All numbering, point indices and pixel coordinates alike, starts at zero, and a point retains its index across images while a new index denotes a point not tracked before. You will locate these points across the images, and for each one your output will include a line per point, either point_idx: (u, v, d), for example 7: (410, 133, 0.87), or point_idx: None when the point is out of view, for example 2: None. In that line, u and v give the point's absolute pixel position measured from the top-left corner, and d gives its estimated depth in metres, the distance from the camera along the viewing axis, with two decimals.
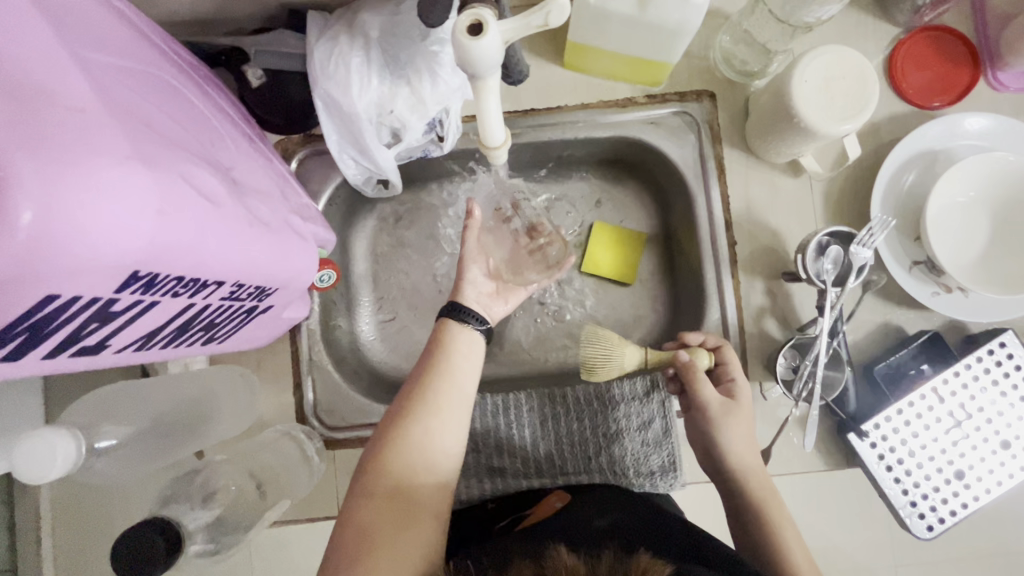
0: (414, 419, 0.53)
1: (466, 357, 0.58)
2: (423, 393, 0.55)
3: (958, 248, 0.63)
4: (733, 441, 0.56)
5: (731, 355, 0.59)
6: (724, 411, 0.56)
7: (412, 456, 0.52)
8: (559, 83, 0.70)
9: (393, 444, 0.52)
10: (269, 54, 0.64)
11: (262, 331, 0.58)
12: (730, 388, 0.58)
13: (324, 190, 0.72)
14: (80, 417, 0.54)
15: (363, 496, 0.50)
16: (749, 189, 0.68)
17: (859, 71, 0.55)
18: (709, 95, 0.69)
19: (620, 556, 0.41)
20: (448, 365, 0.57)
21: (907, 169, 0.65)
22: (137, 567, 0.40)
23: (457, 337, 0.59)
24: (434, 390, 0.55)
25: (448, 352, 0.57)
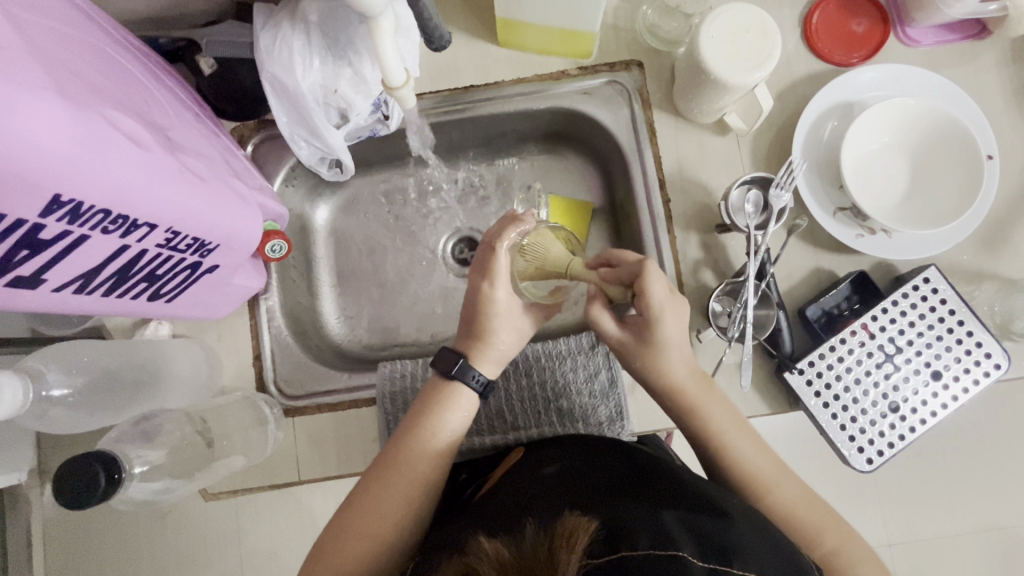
0: (395, 472, 0.55)
1: (461, 424, 0.59)
2: (407, 451, 0.56)
3: (880, 192, 0.66)
4: (669, 378, 0.58)
5: (651, 283, 0.54)
6: (625, 348, 0.59)
7: (384, 510, 0.54)
8: (497, 61, 0.74)
9: (373, 496, 0.54)
10: (221, 44, 0.67)
11: (212, 297, 0.62)
12: (648, 324, 0.56)
13: (280, 171, 0.77)
14: (37, 363, 0.59)
15: (333, 540, 0.53)
16: (680, 149, 0.72)
17: (759, 25, 0.59)
18: (637, 64, 0.73)
19: (547, 527, 0.40)
20: (437, 430, 0.58)
21: (826, 118, 0.68)
22: (81, 491, 0.48)
23: (452, 399, 0.59)
24: (423, 455, 0.56)
25: (439, 413, 0.58)
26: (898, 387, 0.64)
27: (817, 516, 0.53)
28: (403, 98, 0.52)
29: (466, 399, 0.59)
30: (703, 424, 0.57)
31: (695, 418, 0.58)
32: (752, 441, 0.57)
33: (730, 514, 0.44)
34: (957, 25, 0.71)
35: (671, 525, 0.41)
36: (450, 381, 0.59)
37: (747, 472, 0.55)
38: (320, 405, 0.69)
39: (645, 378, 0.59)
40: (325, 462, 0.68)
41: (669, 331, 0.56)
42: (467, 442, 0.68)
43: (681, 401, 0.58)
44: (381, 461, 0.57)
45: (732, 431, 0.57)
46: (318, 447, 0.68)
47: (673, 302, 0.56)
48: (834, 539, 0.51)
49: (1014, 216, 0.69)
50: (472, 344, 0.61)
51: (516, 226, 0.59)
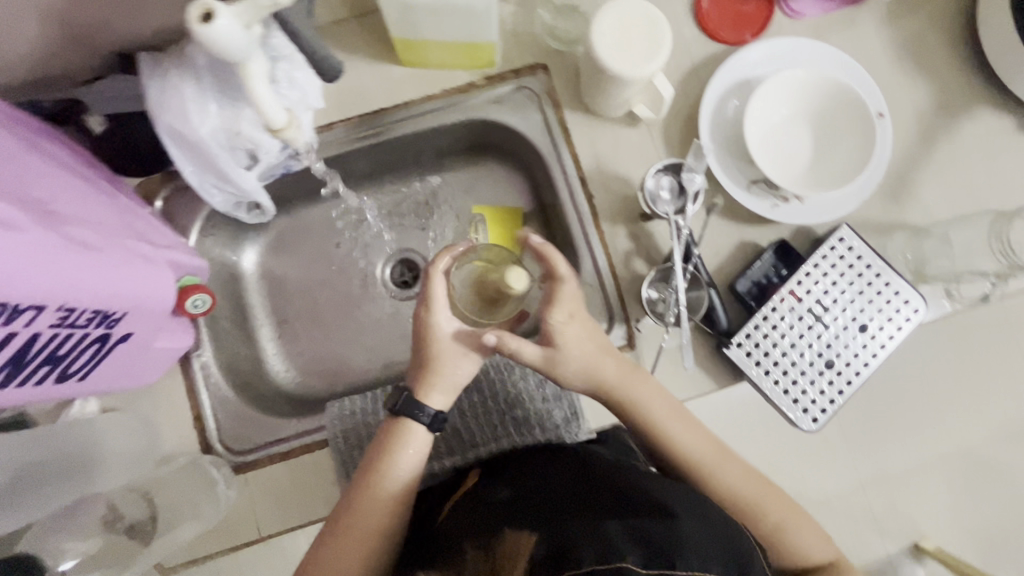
0: (352, 523, 0.54)
1: (413, 471, 0.57)
2: (363, 500, 0.54)
3: (787, 161, 0.69)
4: (600, 377, 0.58)
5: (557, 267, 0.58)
6: (547, 364, 0.58)
7: (344, 564, 0.53)
8: (403, 81, 0.74)
9: (332, 551, 0.53)
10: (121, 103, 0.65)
11: (135, 366, 0.59)
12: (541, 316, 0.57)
13: (194, 222, 0.74)
14: None
15: None
16: (596, 145, 0.73)
17: (647, 18, 0.61)
18: (542, 67, 0.74)
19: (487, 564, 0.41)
20: (393, 473, 0.56)
21: (727, 98, 0.70)
22: None
23: (402, 444, 0.57)
24: (379, 500, 0.55)
25: (392, 455, 0.56)
26: (830, 345, 0.66)
27: (753, 492, 0.57)
28: (291, 140, 0.49)
29: (419, 441, 0.57)
30: (636, 418, 0.59)
31: (631, 411, 0.59)
32: (685, 425, 0.59)
33: (674, 510, 0.45)
34: None
35: (614, 535, 0.42)
36: (400, 423, 0.57)
37: (684, 460, 0.57)
38: (272, 457, 0.66)
39: (580, 381, 0.59)
40: (284, 514, 0.65)
41: (570, 330, 0.57)
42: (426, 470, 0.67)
43: (607, 395, 0.59)
44: (339, 511, 0.55)
45: (664, 415, 0.58)
46: (275, 500, 0.66)
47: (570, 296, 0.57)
48: (775, 512, 0.56)
49: (912, 168, 0.72)
50: (422, 375, 0.58)
51: (449, 251, 0.60)
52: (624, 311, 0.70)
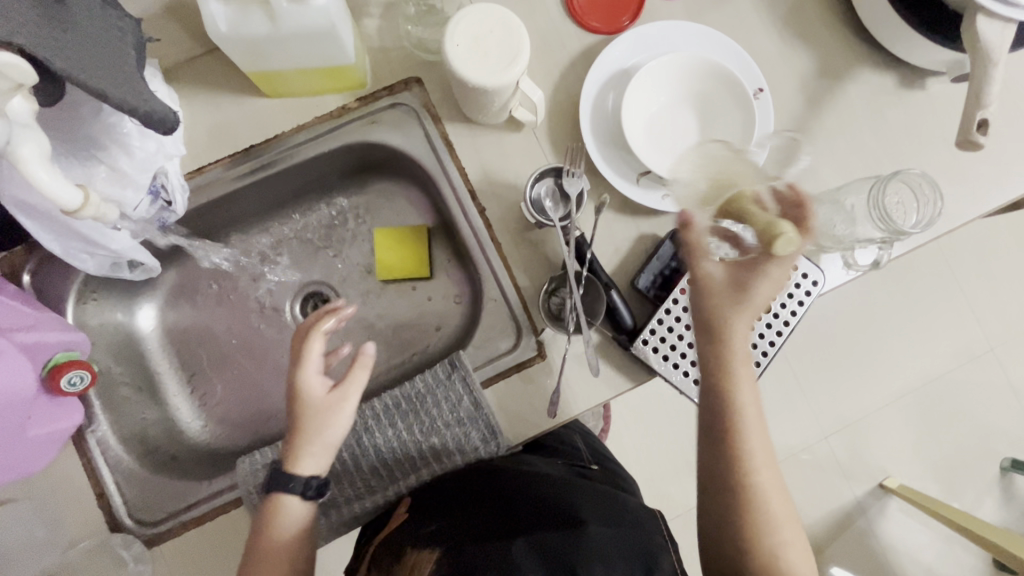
0: None
1: (299, 533, 0.57)
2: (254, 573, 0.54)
3: (673, 149, 0.68)
4: (729, 332, 0.54)
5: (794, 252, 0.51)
6: (711, 285, 0.55)
7: None
8: (272, 113, 0.70)
9: None
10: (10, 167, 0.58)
11: (8, 462, 0.55)
12: (760, 268, 0.53)
13: (71, 290, 0.69)
14: None
15: None
16: (483, 155, 0.70)
17: (500, 24, 0.58)
18: (416, 80, 0.71)
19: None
20: (277, 536, 0.55)
21: (606, 91, 0.69)
22: None
23: (283, 525, 0.56)
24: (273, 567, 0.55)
25: (274, 520, 0.55)
26: None
27: (782, 506, 0.54)
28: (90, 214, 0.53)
29: (304, 510, 0.57)
30: (726, 403, 0.55)
31: (725, 390, 0.54)
32: (759, 431, 0.55)
33: (584, 521, 0.54)
34: None
35: (515, 553, 0.51)
36: (276, 507, 0.55)
37: (740, 460, 0.54)
38: (188, 523, 0.64)
39: (707, 320, 0.55)
40: None
41: (762, 290, 0.53)
42: (350, 512, 0.66)
43: (726, 363, 0.55)
44: None
45: (749, 399, 0.55)
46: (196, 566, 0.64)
47: (782, 276, 0.53)
48: (788, 534, 0.54)
49: (800, 138, 0.72)
50: (287, 447, 0.56)
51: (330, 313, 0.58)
52: (531, 321, 0.69)
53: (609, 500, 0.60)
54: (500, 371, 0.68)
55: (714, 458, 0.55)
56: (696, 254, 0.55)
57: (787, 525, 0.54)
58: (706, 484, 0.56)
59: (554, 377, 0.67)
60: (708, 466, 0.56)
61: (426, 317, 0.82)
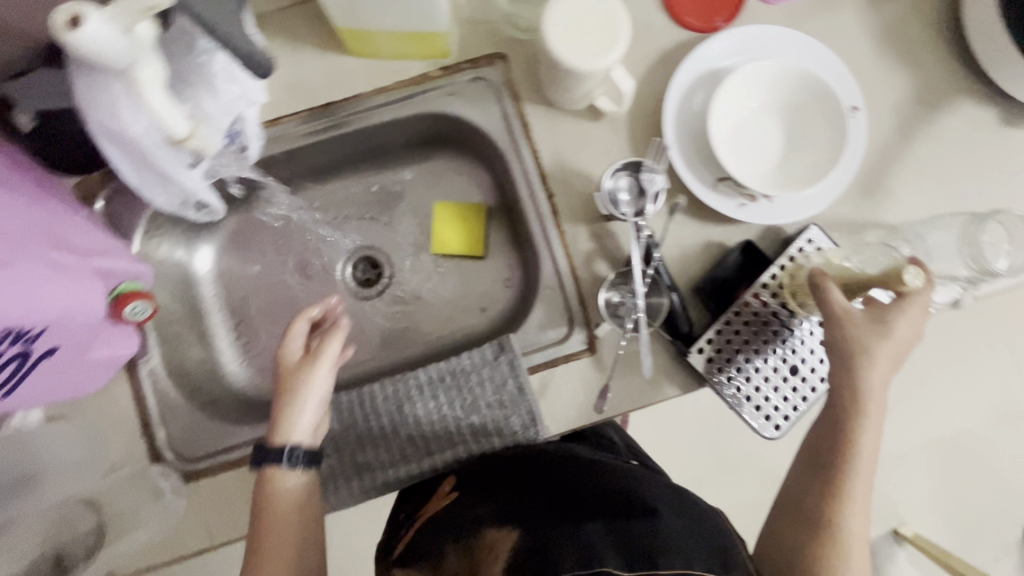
0: (263, 546, 0.57)
1: (299, 492, 0.60)
2: (263, 539, 0.57)
3: (756, 157, 0.65)
4: (870, 368, 0.56)
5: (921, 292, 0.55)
6: (842, 317, 0.56)
7: None
8: (353, 72, 0.70)
9: None
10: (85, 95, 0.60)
11: (70, 379, 0.57)
12: (897, 306, 0.56)
13: (140, 224, 0.71)
14: None
15: None
16: (558, 140, 0.69)
17: (603, 7, 0.57)
18: (500, 57, 0.70)
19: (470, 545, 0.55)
20: (276, 496, 0.58)
21: (694, 90, 0.67)
22: None
23: (281, 499, 0.58)
24: (284, 523, 0.58)
25: (273, 486, 0.58)
26: (797, 350, 0.64)
27: (857, 532, 0.54)
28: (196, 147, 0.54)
29: (300, 480, 0.60)
30: (848, 445, 0.56)
31: (851, 428, 0.56)
32: (866, 485, 0.55)
33: (656, 511, 0.52)
34: None
35: (594, 541, 0.49)
36: (270, 482, 0.59)
37: (843, 502, 0.54)
38: (225, 465, 0.66)
39: (847, 349, 0.56)
40: (237, 524, 0.65)
41: (899, 327, 0.56)
42: (378, 480, 0.66)
43: (859, 389, 0.56)
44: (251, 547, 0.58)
45: (870, 428, 0.56)
46: (226, 509, 0.65)
47: (910, 322, 0.56)
48: (860, 561, 0.54)
49: (887, 163, 0.69)
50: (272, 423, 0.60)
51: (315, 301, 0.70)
52: (587, 315, 0.68)
53: (677, 490, 0.58)
54: (547, 359, 0.67)
55: (816, 492, 0.56)
56: (827, 292, 0.57)
57: (856, 552, 0.54)
58: (788, 506, 0.57)
59: (603, 373, 0.66)
60: (800, 497, 0.56)
61: (474, 297, 0.81)
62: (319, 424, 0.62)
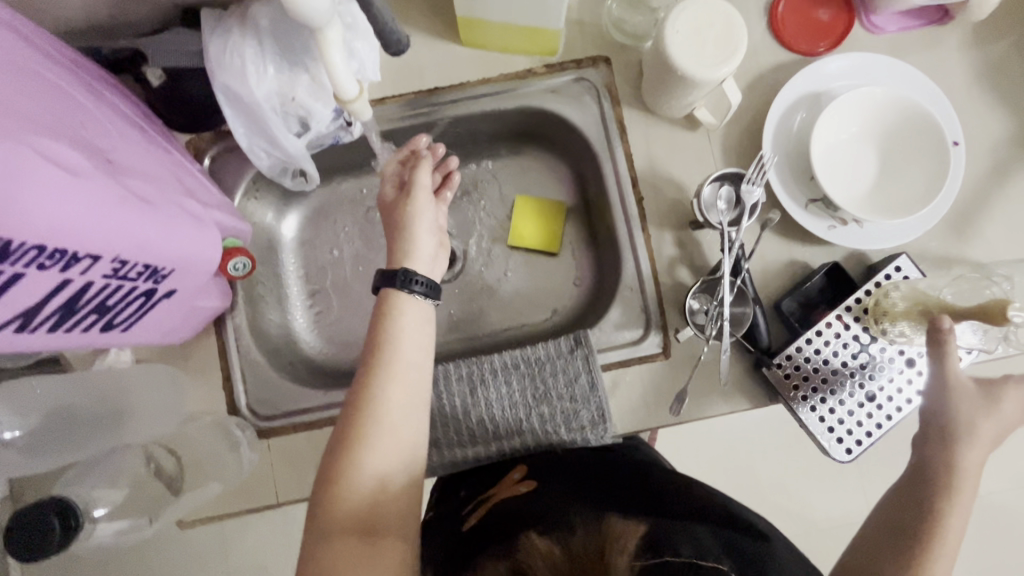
0: (370, 404, 0.53)
1: (413, 344, 0.56)
2: (367, 396, 0.53)
3: (851, 181, 0.66)
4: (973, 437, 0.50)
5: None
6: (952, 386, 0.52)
7: (375, 452, 0.52)
8: (461, 61, 0.72)
9: (350, 450, 0.52)
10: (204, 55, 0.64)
11: (175, 322, 0.59)
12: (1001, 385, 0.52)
13: (240, 184, 0.74)
14: None
15: (321, 530, 0.50)
16: (652, 146, 0.71)
17: (725, 18, 0.58)
18: (604, 60, 0.72)
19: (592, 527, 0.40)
20: (396, 351, 0.55)
21: (795, 111, 0.68)
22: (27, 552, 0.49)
23: (401, 319, 0.57)
24: (393, 383, 0.54)
25: (391, 331, 0.56)
26: (875, 377, 0.64)
27: None
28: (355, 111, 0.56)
29: (415, 308, 0.58)
30: (942, 507, 0.48)
31: (948, 485, 0.49)
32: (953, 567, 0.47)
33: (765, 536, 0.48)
34: (920, 11, 0.71)
35: (706, 542, 0.43)
36: (391, 298, 0.57)
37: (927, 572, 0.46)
38: (297, 426, 0.67)
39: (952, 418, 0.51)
40: (303, 484, 0.66)
41: (1009, 402, 0.52)
42: (443, 457, 0.67)
43: (956, 448, 0.50)
44: (348, 404, 0.54)
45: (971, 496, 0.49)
46: (294, 469, 0.66)
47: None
48: None
49: (979, 202, 0.69)
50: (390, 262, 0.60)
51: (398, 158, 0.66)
52: (665, 319, 0.68)
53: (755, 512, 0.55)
54: (621, 359, 0.68)
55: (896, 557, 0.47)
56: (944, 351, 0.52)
57: None
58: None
59: (677, 378, 0.67)
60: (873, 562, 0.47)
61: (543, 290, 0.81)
62: (436, 255, 0.62)
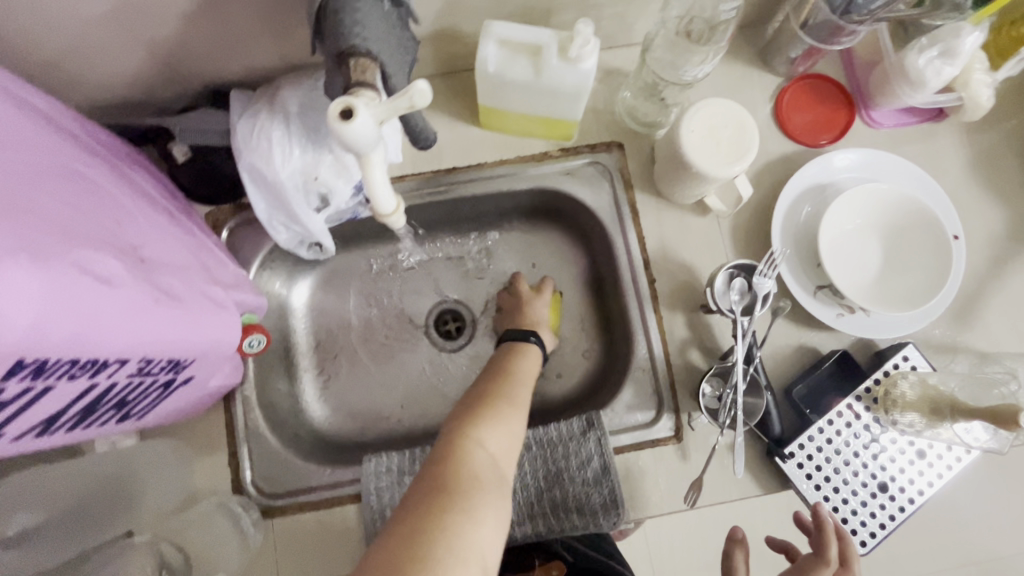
0: (516, 387, 0.58)
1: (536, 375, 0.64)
2: (510, 384, 0.58)
3: (859, 271, 0.68)
4: None
5: (815, 572, 0.52)
6: None
7: (515, 425, 0.54)
8: (479, 142, 0.75)
9: (494, 417, 0.54)
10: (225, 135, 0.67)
11: (187, 403, 0.58)
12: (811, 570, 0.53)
13: (257, 256, 0.74)
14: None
15: (451, 455, 0.48)
16: (664, 230, 0.73)
17: (735, 120, 0.61)
18: (618, 145, 0.74)
19: None
20: (527, 368, 0.63)
21: (801, 201, 0.71)
22: None
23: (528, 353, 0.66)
24: (527, 386, 0.60)
25: (521, 353, 0.65)
26: (886, 467, 0.65)
27: None
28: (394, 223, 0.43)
29: (535, 359, 0.66)
30: None
31: None
32: None
33: None
34: (915, 108, 0.75)
35: None
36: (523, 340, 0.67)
37: None
38: (303, 507, 0.65)
39: None
40: (306, 568, 0.64)
41: None
42: None
43: None
44: (479, 389, 0.58)
45: None
46: (298, 553, 0.64)
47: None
48: None
49: (979, 291, 0.72)
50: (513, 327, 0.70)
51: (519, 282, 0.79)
52: (677, 402, 0.69)
53: None
54: (633, 442, 0.68)
55: None
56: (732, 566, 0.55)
57: None
58: None
59: (690, 463, 0.67)
60: None
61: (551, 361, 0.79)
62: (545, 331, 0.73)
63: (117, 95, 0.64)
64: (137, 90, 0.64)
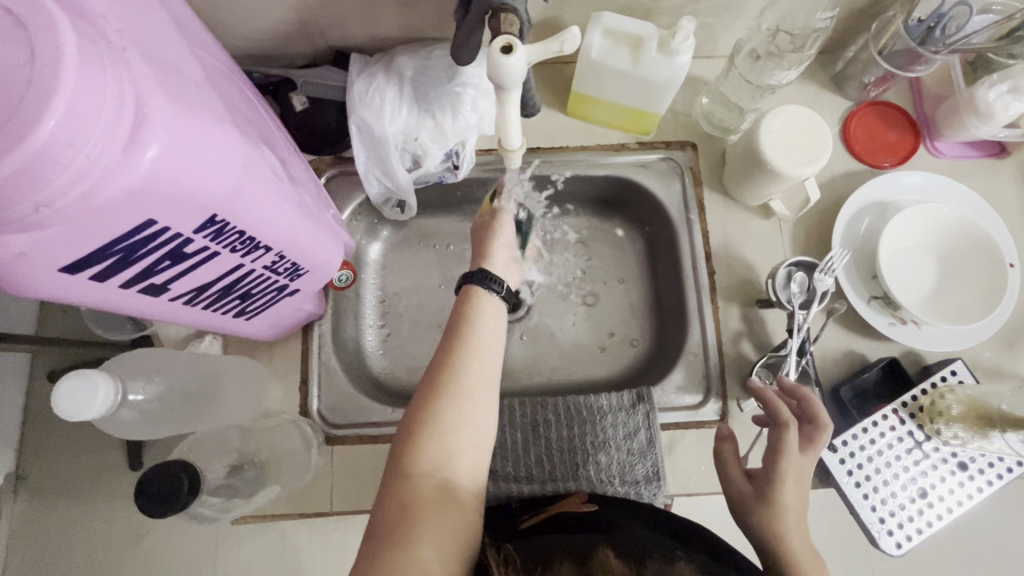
0: (456, 382, 0.59)
1: (492, 348, 0.63)
2: (452, 374, 0.60)
3: (914, 285, 0.71)
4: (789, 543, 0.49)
5: (780, 439, 0.52)
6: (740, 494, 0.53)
7: (450, 428, 0.57)
8: (563, 127, 0.81)
9: (429, 425, 0.57)
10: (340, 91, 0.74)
11: (282, 319, 0.63)
12: (777, 439, 0.53)
13: (346, 206, 0.80)
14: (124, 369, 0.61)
15: (397, 484, 0.54)
16: (726, 227, 0.77)
17: (811, 125, 0.66)
18: (691, 145, 0.80)
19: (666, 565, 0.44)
20: (479, 345, 0.62)
21: (862, 215, 0.74)
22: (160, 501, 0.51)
23: (483, 313, 0.64)
24: (474, 370, 0.60)
25: (475, 321, 0.63)
26: (926, 474, 0.66)
27: None
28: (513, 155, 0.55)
29: (494, 306, 0.66)
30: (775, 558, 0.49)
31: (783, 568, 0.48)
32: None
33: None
34: (977, 143, 0.79)
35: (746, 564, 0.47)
36: (474, 292, 0.65)
37: None
38: (363, 439, 0.69)
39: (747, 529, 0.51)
40: (359, 494, 0.68)
41: (785, 491, 0.51)
42: (494, 489, 0.69)
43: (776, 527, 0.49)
44: (427, 387, 0.60)
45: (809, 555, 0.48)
46: (354, 479, 0.69)
47: (804, 474, 0.52)
48: None
49: None
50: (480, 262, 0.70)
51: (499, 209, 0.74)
52: (725, 387, 0.72)
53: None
54: (680, 421, 0.71)
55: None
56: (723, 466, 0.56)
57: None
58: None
59: None
60: None
61: (602, 342, 0.83)
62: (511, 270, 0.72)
63: (255, 45, 0.72)
64: (272, 42, 0.72)
